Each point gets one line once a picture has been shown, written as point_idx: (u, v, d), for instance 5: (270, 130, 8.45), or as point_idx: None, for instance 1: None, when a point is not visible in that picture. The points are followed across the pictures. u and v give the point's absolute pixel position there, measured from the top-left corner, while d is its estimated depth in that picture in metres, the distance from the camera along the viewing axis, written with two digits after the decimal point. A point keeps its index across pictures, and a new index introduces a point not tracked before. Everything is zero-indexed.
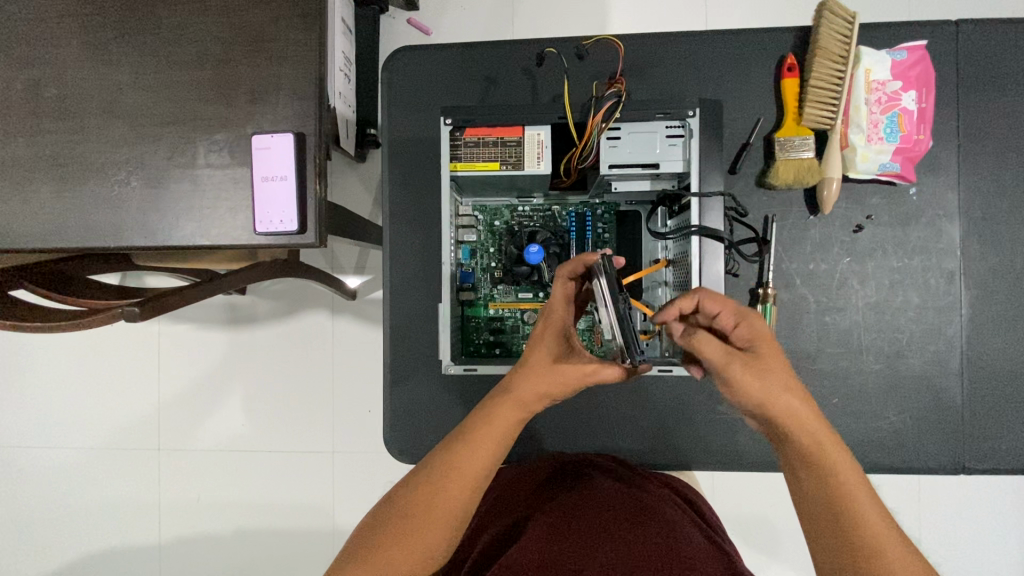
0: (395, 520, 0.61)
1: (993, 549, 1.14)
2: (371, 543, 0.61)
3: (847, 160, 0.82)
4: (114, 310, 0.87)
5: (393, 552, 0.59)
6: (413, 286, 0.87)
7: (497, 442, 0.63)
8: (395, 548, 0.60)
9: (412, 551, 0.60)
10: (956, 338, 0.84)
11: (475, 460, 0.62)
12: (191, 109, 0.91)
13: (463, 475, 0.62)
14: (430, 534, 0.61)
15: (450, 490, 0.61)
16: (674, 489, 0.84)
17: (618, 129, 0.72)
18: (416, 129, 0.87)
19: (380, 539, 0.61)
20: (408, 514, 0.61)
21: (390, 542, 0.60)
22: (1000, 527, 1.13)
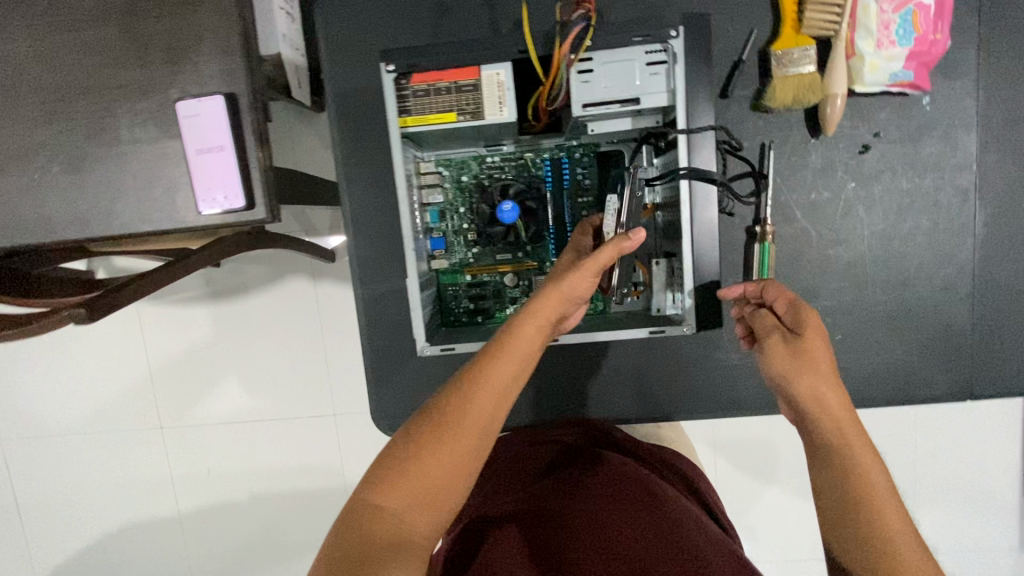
0: (427, 430, 0.54)
1: (987, 457, 1.15)
2: (399, 463, 0.53)
3: (853, 71, 0.72)
4: (59, 315, 0.80)
5: (433, 465, 0.52)
6: (381, 256, 0.80)
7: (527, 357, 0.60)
8: (427, 463, 0.53)
9: (453, 465, 0.53)
10: (967, 260, 0.78)
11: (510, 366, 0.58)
12: (104, 75, 0.79)
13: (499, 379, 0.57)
14: (470, 442, 0.54)
15: (489, 395, 0.56)
16: (665, 462, 0.82)
17: (589, 59, 0.61)
18: (362, 77, 0.75)
19: (412, 456, 0.53)
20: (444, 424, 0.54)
21: (426, 458, 0.53)
22: (998, 436, 1.14)
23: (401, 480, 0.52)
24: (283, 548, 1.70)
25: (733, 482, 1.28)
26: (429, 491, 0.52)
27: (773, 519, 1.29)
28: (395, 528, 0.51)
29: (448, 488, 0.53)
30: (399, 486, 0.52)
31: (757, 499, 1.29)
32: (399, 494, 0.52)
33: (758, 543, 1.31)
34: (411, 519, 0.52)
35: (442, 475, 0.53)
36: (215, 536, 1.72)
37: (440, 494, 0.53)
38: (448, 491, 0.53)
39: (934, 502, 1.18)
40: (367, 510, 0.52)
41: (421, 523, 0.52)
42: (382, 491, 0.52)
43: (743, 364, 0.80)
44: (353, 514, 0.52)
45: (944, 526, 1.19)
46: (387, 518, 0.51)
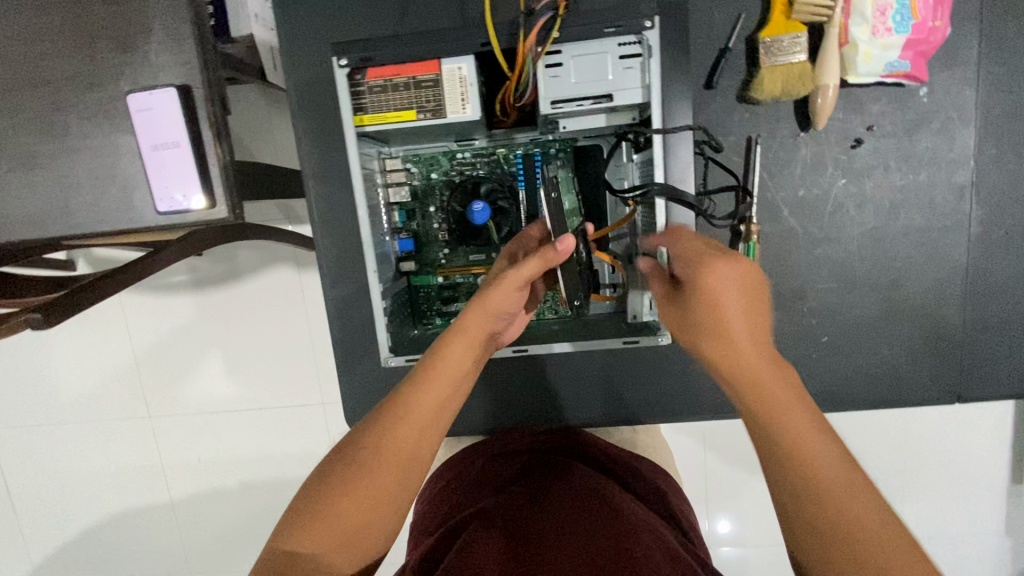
0: (344, 468, 0.57)
1: (971, 448, 1.16)
2: (317, 502, 0.55)
3: (846, 59, 0.68)
4: (16, 319, 0.77)
5: (351, 501, 0.55)
6: (349, 258, 0.76)
7: (449, 381, 0.62)
8: (346, 499, 0.55)
9: (371, 501, 0.56)
10: (961, 260, 0.75)
11: (427, 399, 0.61)
12: (51, 66, 0.75)
13: (417, 411, 0.60)
14: (388, 478, 0.57)
15: (406, 429, 0.59)
16: (643, 479, 0.80)
17: (557, 52, 0.57)
18: (322, 68, 0.71)
19: (328, 495, 0.55)
20: (360, 460, 0.57)
21: (342, 496, 0.55)
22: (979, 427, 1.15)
23: (318, 519, 0.54)
24: None
25: (720, 473, 1.28)
26: (350, 526, 0.54)
27: (758, 510, 1.29)
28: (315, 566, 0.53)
29: (369, 524, 0.56)
30: (315, 525, 0.54)
31: (742, 490, 1.29)
32: (318, 537, 0.53)
33: (744, 533, 1.31)
34: (331, 558, 0.54)
35: (359, 512, 0.55)
36: (208, 522, 1.72)
37: (360, 530, 0.55)
38: (367, 525, 0.55)
39: (917, 493, 1.19)
40: (287, 552, 0.53)
41: (342, 561, 0.54)
42: (298, 531, 0.54)
43: None
44: (274, 554, 0.54)
45: (926, 517, 1.20)
46: (304, 561, 0.53)
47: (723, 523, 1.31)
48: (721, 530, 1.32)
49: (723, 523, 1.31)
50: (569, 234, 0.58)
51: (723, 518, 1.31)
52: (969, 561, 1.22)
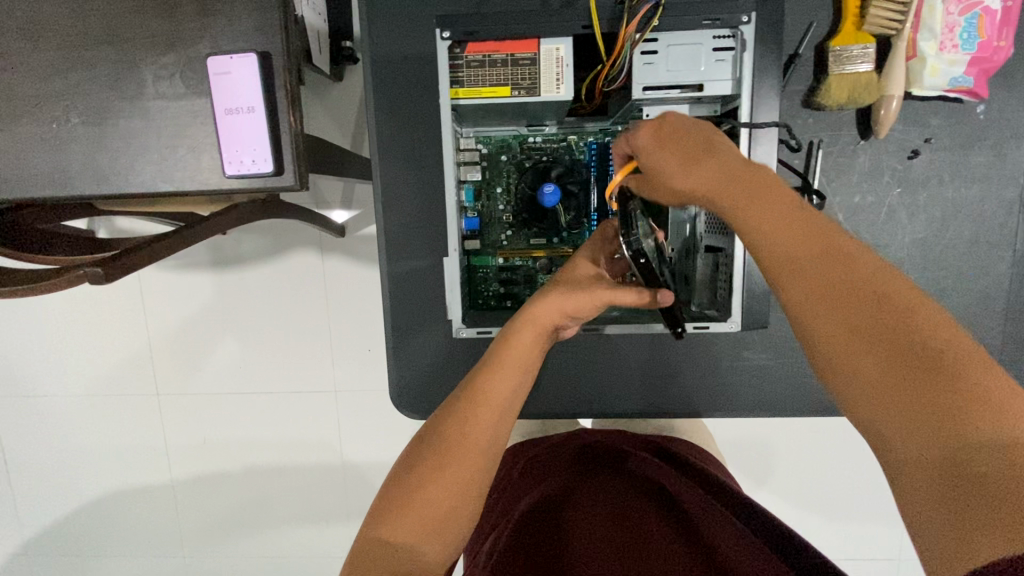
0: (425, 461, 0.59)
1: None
2: (401, 496, 0.57)
3: (912, 72, 0.71)
4: (75, 272, 0.76)
5: (435, 491, 0.57)
6: (412, 234, 0.77)
7: (522, 365, 0.65)
8: (435, 486, 0.57)
9: (451, 491, 0.58)
10: (1004, 274, 0.77)
11: (501, 390, 0.63)
12: (129, 24, 0.75)
13: (492, 401, 0.62)
14: (468, 467, 0.59)
15: (487, 414, 0.61)
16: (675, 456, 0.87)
17: (653, 41, 0.59)
18: (405, 44, 0.72)
19: (413, 488, 0.57)
20: (441, 452, 0.59)
21: (425, 488, 0.57)
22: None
23: (407, 510, 0.56)
24: (275, 522, 1.69)
25: None
26: (441, 509, 0.57)
27: None
28: (406, 557, 0.55)
29: (454, 508, 0.58)
30: (403, 517, 0.56)
31: (753, 499, 1.30)
32: (411, 526, 0.56)
33: None
34: (421, 547, 0.56)
35: (444, 502, 0.57)
36: (207, 506, 1.70)
37: (445, 521, 0.57)
38: (452, 517, 0.58)
39: None
40: (376, 542, 0.55)
41: (429, 551, 0.56)
42: (389, 522, 0.56)
43: (770, 363, 0.80)
44: (363, 547, 0.56)
45: None
46: (400, 549, 0.55)
47: None
48: None
49: None
50: (668, 290, 0.62)
51: None
52: None
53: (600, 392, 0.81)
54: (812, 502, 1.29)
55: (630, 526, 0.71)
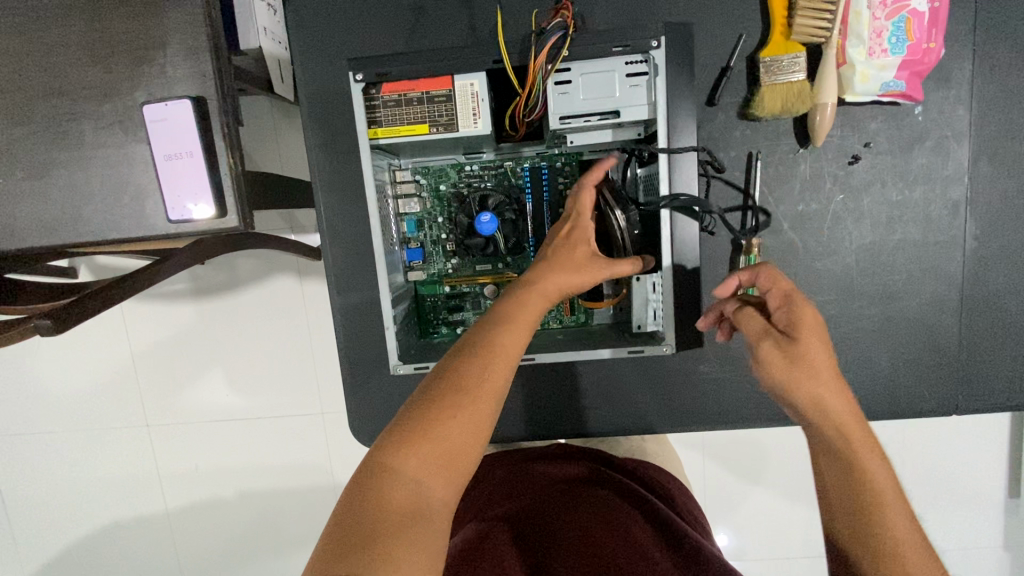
0: (442, 393, 0.54)
1: (964, 454, 1.21)
2: (415, 427, 0.53)
3: (843, 80, 0.70)
4: (26, 324, 0.78)
5: (454, 427, 0.52)
6: (356, 268, 0.76)
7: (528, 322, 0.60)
8: (450, 424, 0.52)
9: (471, 429, 0.53)
10: (956, 273, 0.76)
11: (521, 332, 0.59)
12: (69, 77, 0.76)
13: (507, 350, 0.58)
14: (488, 404, 0.55)
15: (502, 363, 0.57)
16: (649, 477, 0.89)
17: (567, 70, 0.65)
18: (333, 81, 0.72)
19: (429, 420, 0.53)
20: (462, 386, 0.54)
21: (440, 423, 0.53)
22: (969, 435, 1.20)
23: (418, 442, 0.52)
24: (271, 549, 1.67)
25: (719, 482, 1.28)
26: (455, 446, 0.52)
27: (757, 520, 1.29)
28: (411, 494, 0.50)
29: (463, 454, 0.53)
30: (415, 449, 0.51)
31: (743, 500, 1.29)
32: (417, 461, 0.51)
33: (743, 546, 1.31)
34: (428, 483, 0.51)
35: (462, 438, 0.53)
36: (203, 536, 1.68)
37: (457, 458, 0.53)
38: (464, 459, 0.53)
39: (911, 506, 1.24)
40: (382, 477, 0.50)
41: (439, 488, 0.51)
42: (398, 454, 0.51)
43: (726, 377, 0.79)
44: (366, 481, 0.51)
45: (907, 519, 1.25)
46: (401, 480, 0.50)
47: (723, 538, 1.31)
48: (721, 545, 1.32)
49: (721, 537, 1.31)
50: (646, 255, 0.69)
51: (722, 532, 1.31)
52: (963, 564, 1.27)
53: (549, 413, 0.81)
54: (802, 500, 1.28)
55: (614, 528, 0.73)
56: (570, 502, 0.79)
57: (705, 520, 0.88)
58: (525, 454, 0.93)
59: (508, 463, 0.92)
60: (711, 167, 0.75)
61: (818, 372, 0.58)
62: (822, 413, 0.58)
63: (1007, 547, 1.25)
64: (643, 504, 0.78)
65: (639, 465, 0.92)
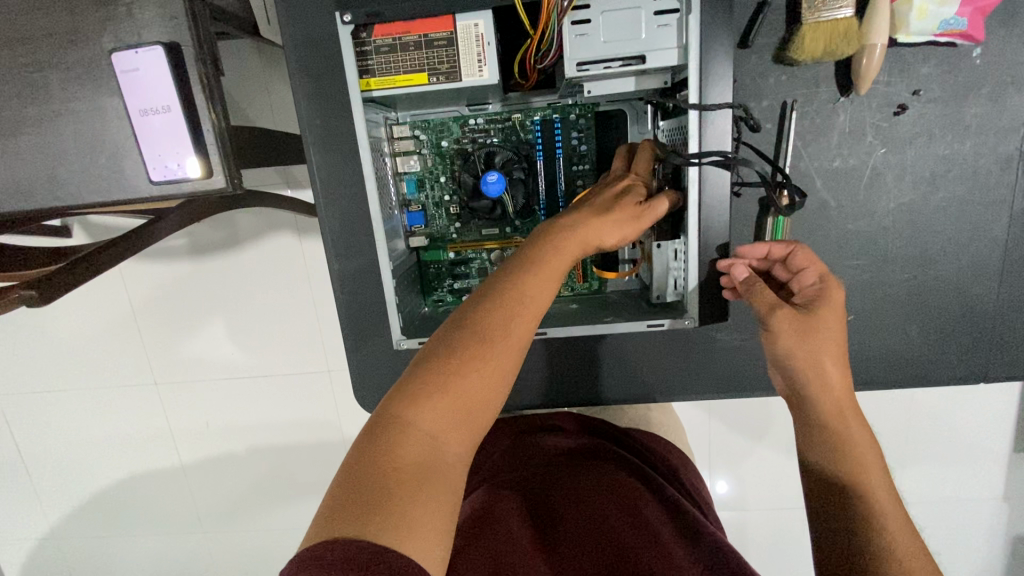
0: (462, 346, 0.51)
1: (973, 411, 1.19)
2: (432, 379, 0.49)
3: (897, 16, 0.62)
4: (11, 295, 0.74)
5: (474, 384, 0.50)
6: (353, 235, 0.70)
7: (558, 272, 0.56)
8: (471, 378, 0.50)
9: (490, 386, 0.51)
10: (999, 234, 0.71)
11: (554, 280, 0.55)
12: (27, 19, 0.68)
13: (534, 300, 0.54)
14: (510, 359, 0.52)
15: (528, 316, 0.53)
16: (661, 457, 0.88)
17: (585, 7, 0.57)
18: (315, 22, 0.63)
19: (448, 375, 0.49)
20: (486, 341, 0.51)
21: (460, 379, 0.49)
22: (978, 394, 1.18)
23: (436, 395, 0.49)
24: (284, 498, 1.71)
25: (724, 438, 1.28)
26: (474, 400, 0.50)
27: (761, 474, 1.30)
28: (425, 449, 0.48)
29: (482, 410, 0.51)
30: (431, 402, 0.48)
31: (747, 455, 1.29)
32: (435, 416, 0.48)
33: (744, 496, 1.32)
34: (443, 438, 0.49)
35: (481, 394, 0.50)
36: (217, 486, 1.72)
37: (474, 415, 0.50)
38: (480, 414, 0.51)
39: (917, 462, 1.24)
40: (395, 429, 0.48)
41: (453, 443, 0.49)
42: (413, 407, 0.48)
43: (747, 346, 0.75)
44: (378, 434, 0.48)
45: (910, 473, 1.25)
46: (415, 435, 0.48)
47: (722, 485, 1.32)
48: (720, 493, 1.33)
49: (721, 485, 1.32)
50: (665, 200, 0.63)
51: (724, 484, 1.32)
52: (962, 514, 1.28)
53: (557, 386, 0.78)
54: None
55: (628, 514, 0.70)
56: (584, 483, 0.76)
57: (708, 495, 0.87)
58: (533, 422, 0.91)
59: (513, 431, 0.91)
60: (743, 124, 0.67)
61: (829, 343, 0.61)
62: (820, 384, 0.61)
63: (1008, 499, 1.26)
64: (657, 488, 0.76)
65: (646, 438, 0.91)
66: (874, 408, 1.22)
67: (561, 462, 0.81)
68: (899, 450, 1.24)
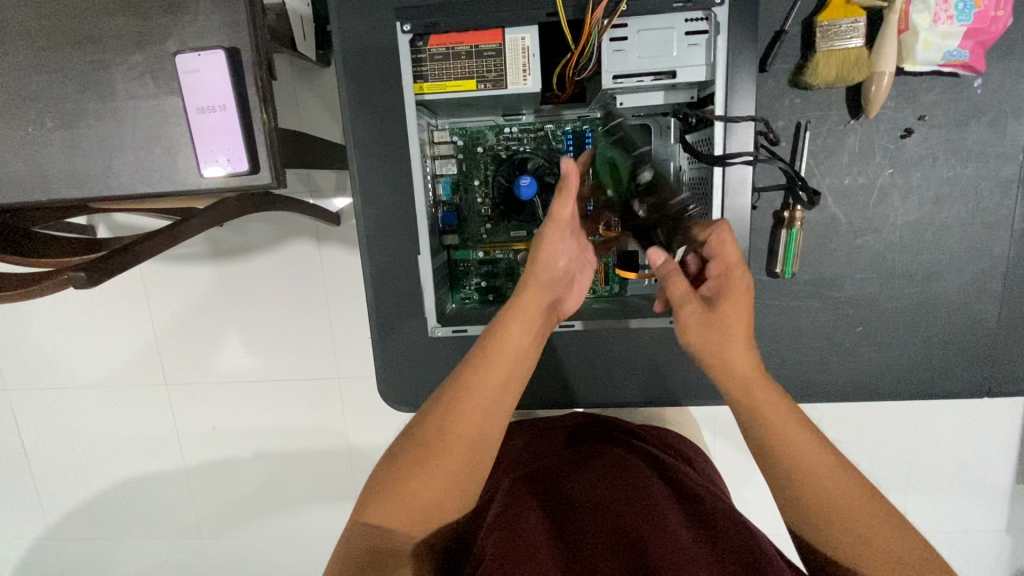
0: (412, 454, 0.62)
1: (976, 438, 1.21)
2: (387, 483, 0.62)
3: (904, 48, 0.68)
4: (62, 276, 0.77)
5: (418, 487, 0.61)
6: (391, 231, 0.74)
7: (503, 370, 0.65)
8: (415, 481, 0.61)
9: (435, 484, 0.62)
10: (1001, 254, 0.75)
11: (492, 383, 0.64)
12: (99, 22, 0.74)
13: (475, 401, 0.64)
14: (453, 458, 0.62)
15: (470, 417, 0.63)
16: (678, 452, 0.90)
17: (624, 25, 0.63)
18: (370, 35, 0.69)
19: (397, 479, 0.61)
20: (425, 445, 0.62)
21: (406, 482, 0.61)
22: (982, 422, 1.20)
23: (387, 499, 0.61)
24: (285, 506, 1.70)
25: (730, 459, 1.29)
26: (422, 498, 0.61)
27: (766, 495, 1.30)
28: (386, 539, 0.62)
29: (430, 504, 0.62)
30: (386, 503, 0.61)
31: (752, 475, 1.30)
32: (389, 514, 0.61)
33: (750, 518, 1.33)
34: (399, 530, 0.61)
35: (428, 493, 0.61)
36: (220, 491, 1.72)
37: (426, 509, 0.62)
38: (430, 507, 0.62)
39: (920, 489, 1.25)
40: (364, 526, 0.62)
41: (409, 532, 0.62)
42: (374, 508, 0.61)
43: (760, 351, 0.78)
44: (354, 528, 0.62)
45: (914, 500, 1.26)
46: (380, 530, 0.61)
47: None
48: None
49: None
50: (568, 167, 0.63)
51: None
52: (966, 544, 1.28)
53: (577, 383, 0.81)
54: None
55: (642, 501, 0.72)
56: (598, 476, 0.78)
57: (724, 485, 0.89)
58: (550, 422, 0.94)
59: (530, 430, 0.93)
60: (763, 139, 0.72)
61: (738, 346, 0.63)
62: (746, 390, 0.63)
63: (1011, 529, 1.26)
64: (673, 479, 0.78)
65: (660, 433, 0.93)
66: (880, 434, 1.23)
67: (578, 461, 0.82)
68: (904, 476, 1.25)
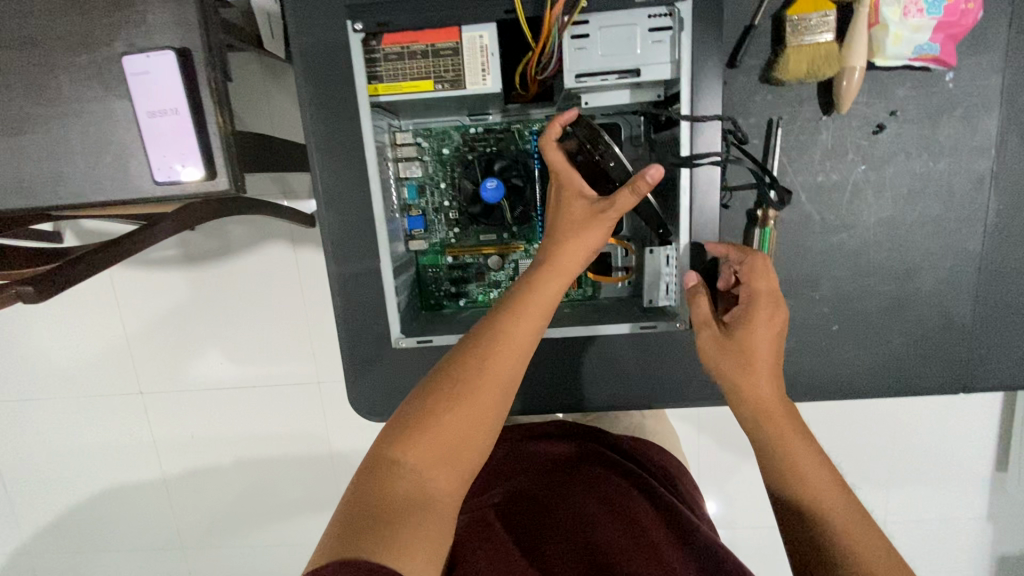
0: (447, 386, 0.57)
1: (956, 428, 1.22)
2: (416, 420, 0.55)
3: (874, 42, 0.66)
4: (8, 291, 0.74)
5: (453, 422, 0.55)
6: (355, 237, 0.71)
7: (542, 309, 0.62)
8: (448, 418, 0.55)
9: (470, 421, 0.56)
10: (974, 248, 0.74)
11: (531, 324, 0.60)
12: (41, 23, 0.70)
13: (515, 339, 0.59)
14: (489, 394, 0.57)
15: (509, 354, 0.59)
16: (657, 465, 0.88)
17: (584, 22, 0.61)
18: (323, 34, 0.65)
19: (427, 411, 0.55)
20: (461, 382, 0.57)
21: (439, 417, 0.55)
22: (961, 413, 1.21)
23: (418, 434, 0.54)
24: (267, 513, 1.67)
25: (713, 456, 1.28)
26: (455, 436, 0.55)
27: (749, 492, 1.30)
28: (412, 482, 0.53)
29: (460, 448, 0.56)
30: (415, 439, 0.54)
31: (735, 471, 1.29)
32: (417, 451, 0.54)
33: (734, 514, 1.33)
34: (427, 474, 0.54)
35: (461, 433, 0.55)
36: (199, 500, 1.68)
37: (456, 453, 0.55)
38: (460, 452, 0.56)
39: (901, 481, 1.26)
40: (384, 467, 0.53)
41: (439, 478, 0.54)
42: (401, 445, 0.54)
43: None
44: (370, 470, 0.54)
45: (895, 491, 1.27)
46: (403, 471, 0.53)
47: (711, 502, 1.32)
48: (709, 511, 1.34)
49: (710, 503, 1.32)
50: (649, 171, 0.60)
51: (713, 501, 1.32)
52: (947, 533, 1.30)
53: (552, 390, 0.80)
54: None
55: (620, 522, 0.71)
56: (575, 493, 0.76)
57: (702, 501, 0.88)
58: (528, 430, 0.91)
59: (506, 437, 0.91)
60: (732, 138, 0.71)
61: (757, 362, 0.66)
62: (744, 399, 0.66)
63: (990, 517, 1.27)
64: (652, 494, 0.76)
65: (640, 444, 0.91)
66: (860, 427, 1.23)
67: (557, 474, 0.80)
68: (885, 469, 1.25)
